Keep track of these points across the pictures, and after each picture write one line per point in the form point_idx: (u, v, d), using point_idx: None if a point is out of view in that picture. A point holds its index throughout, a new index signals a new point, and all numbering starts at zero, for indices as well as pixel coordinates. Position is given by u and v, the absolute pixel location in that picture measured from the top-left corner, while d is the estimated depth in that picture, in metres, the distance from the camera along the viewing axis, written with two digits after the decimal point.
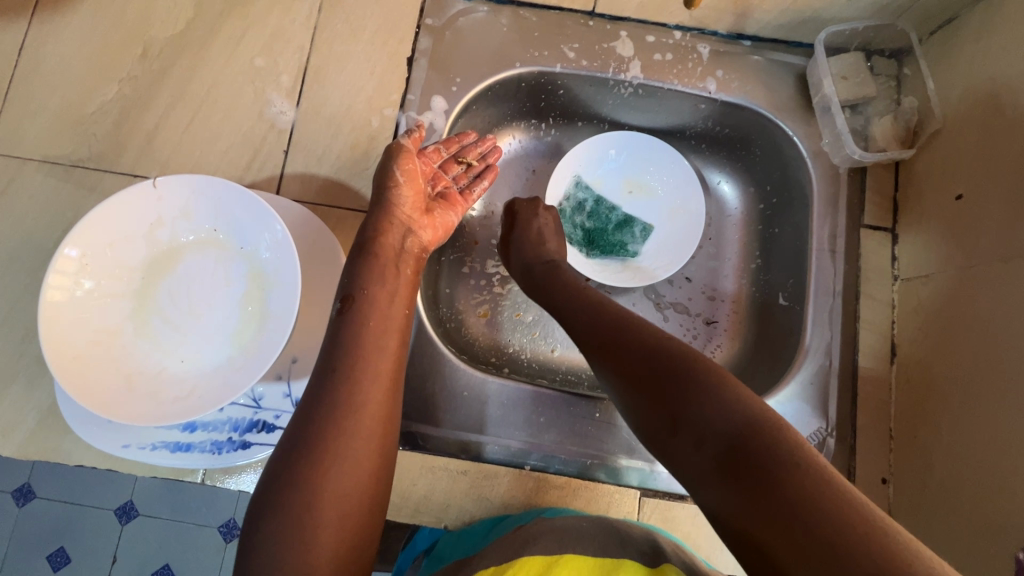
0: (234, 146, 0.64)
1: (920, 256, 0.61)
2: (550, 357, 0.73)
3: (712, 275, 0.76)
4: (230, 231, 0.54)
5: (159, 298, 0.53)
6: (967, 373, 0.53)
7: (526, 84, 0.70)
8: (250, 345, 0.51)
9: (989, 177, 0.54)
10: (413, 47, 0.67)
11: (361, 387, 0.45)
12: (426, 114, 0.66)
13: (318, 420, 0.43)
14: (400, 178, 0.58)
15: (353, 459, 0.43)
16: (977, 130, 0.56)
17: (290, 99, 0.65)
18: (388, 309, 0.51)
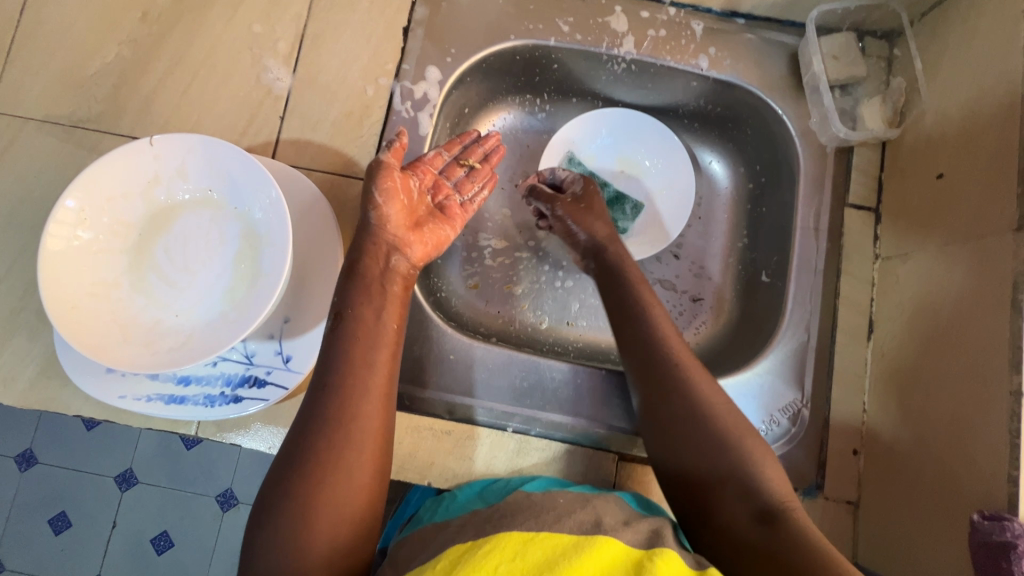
0: (231, 111, 0.65)
1: (900, 235, 0.62)
2: (538, 329, 0.75)
3: (700, 253, 0.77)
4: (224, 191, 0.55)
5: (155, 254, 0.54)
6: (939, 347, 0.54)
7: (520, 58, 0.71)
8: (242, 301, 0.53)
9: (969, 156, 0.55)
10: (409, 17, 0.68)
11: (357, 402, 0.46)
12: (421, 84, 0.67)
13: (314, 435, 0.45)
14: (379, 198, 0.54)
15: (348, 474, 0.44)
16: (960, 109, 0.57)
17: (287, 66, 0.66)
18: (379, 323, 0.51)
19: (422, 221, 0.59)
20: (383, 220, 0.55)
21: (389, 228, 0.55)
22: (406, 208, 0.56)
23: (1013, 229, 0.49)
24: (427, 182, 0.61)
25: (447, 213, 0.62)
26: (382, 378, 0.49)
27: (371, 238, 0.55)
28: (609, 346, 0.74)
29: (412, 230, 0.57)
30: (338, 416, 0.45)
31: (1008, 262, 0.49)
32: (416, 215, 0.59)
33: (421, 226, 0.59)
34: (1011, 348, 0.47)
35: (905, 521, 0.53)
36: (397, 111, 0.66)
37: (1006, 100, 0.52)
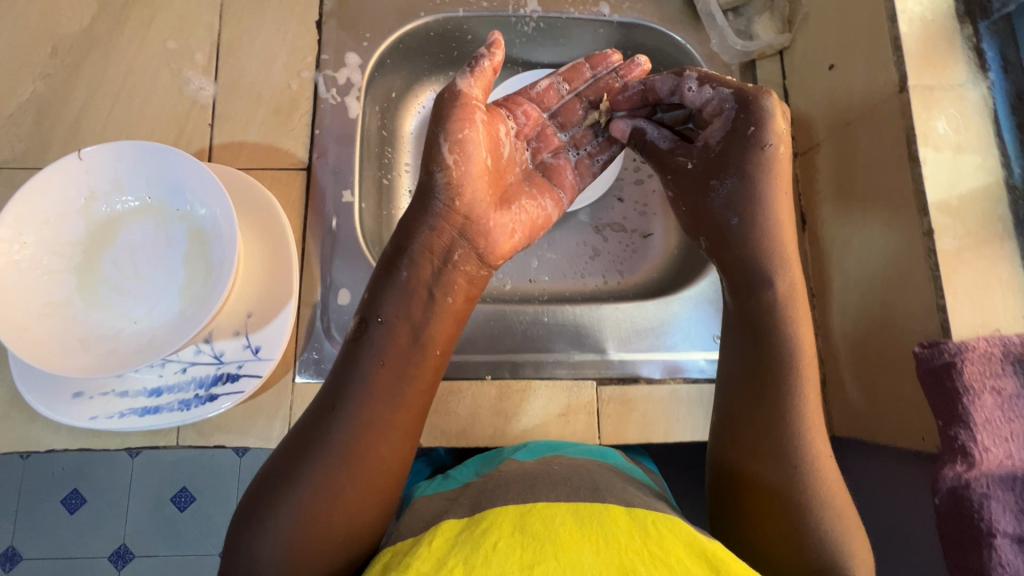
0: (159, 126, 0.66)
1: (811, 129, 0.67)
2: (502, 290, 0.76)
3: (640, 191, 0.81)
4: (163, 194, 0.55)
5: (103, 268, 0.54)
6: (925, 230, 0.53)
7: (435, 34, 0.74)
8: (200, 295, 0.54)
9: (849, 42, 0.60)
10: (319, 11, 0.70)
11: (370, 439, 0.50)
12: (342, 70, 0.69)
13: (307, 457, 0.49)
14: (451, 154, 0.52)
15: (332, 498, 0.48)
16: (834, 4, 0.63)
17: (207, 75, 0.68)
18: (404, 376, 0.52)
19: (509, 195, 0.58)
20: (451, 193, 0.53)
21: (464, 201, 0.54)
22: (480, 171, 0.54)
23: (897, 93, 0.54)
24: (528, 132, 0.61)
25: (544, 174, 0.62)
26: (396, 407, 0.51)
27: (433, 222, 0.54)
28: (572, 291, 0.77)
29: (500, 200, 0.57)
30: (344, 446, 0.49)
31: (898, 123, 0.53)
32: (503, 181, 0.58)
33: (505, 200, 0.57)
34: (915, 194, 0.51)
35: (866, 379, 0.57)
36: (323, 99, 0.68)
37: None
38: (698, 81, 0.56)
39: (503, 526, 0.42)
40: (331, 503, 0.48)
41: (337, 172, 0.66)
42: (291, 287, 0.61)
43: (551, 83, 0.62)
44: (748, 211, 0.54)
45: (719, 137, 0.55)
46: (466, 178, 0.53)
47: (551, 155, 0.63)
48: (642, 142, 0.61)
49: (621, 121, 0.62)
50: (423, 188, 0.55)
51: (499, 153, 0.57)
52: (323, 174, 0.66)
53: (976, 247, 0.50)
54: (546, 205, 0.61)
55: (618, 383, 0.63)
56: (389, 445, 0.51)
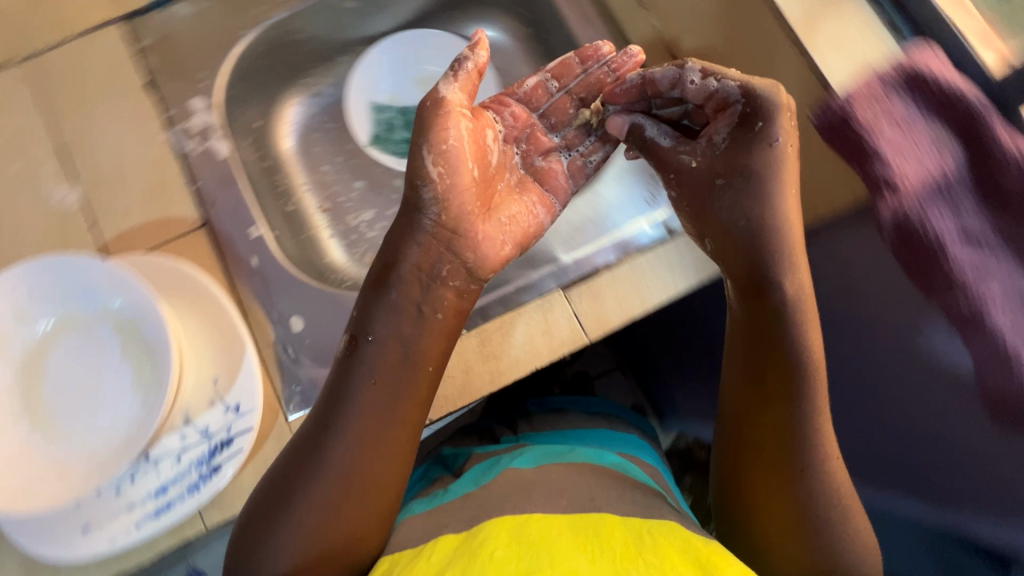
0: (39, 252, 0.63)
1: None
2: None
3: None
4: (72, 304, 0.54)
5: (48, 400, 0.52)
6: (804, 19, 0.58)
7: (268, 45, 0.75)
8: (154, 379, 0.52)
9: None
10: (147, 70, 0.68)
11: (369, 455, 0.50)
12: (195, 118, 0.68)
13: (300, 488, 0.49)
14: (436, 167, 0.51)
15: (326, 526, 0.49)
16: None
17: (63, 182, 0.64)
18: (401, 382, 0.52)
19: (494, 205, 0.56)
20: (439, 206, 0.52)
21: (452, 217, 0.53)
22: (468, 181, 0.52)
23: None
24: (515, 132, 0.61)
25: (534, 178, 0.62)
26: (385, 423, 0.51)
27: (422, 238, 0.53)
28: None
29: (484, 207, 0.55)
30: (340, 466, 0.50)
31: None
32: (493, 190, 0.57)
33: (491, 208, 0.56)
34: None
35: None
36: (189, 152, 0.67)
37: None
38: (699, 72, 0.53)
39: (496, 535, 0.46)
40: (326, 533, 0.49)
41: (235, 213, 0.65)
42: (240, 333, 0.60)
43: (540, 78, 0.61)
44: (760, 184, 0.52)
45: (727, 130, 0.53)
46: (453, 189, 0.51)
47: (541, 157, 0.62)
48: (641, 140, 0.57)
49: (617, 120, 0.58)
50: (410, 202, 0.53)
51: (487, 161, 0.55)
52: (223, 220, 0.65)
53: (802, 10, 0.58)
54: (537, 211, 0.59)
55: (582, 281, 0.64)
56: (377, 469, 0.51)
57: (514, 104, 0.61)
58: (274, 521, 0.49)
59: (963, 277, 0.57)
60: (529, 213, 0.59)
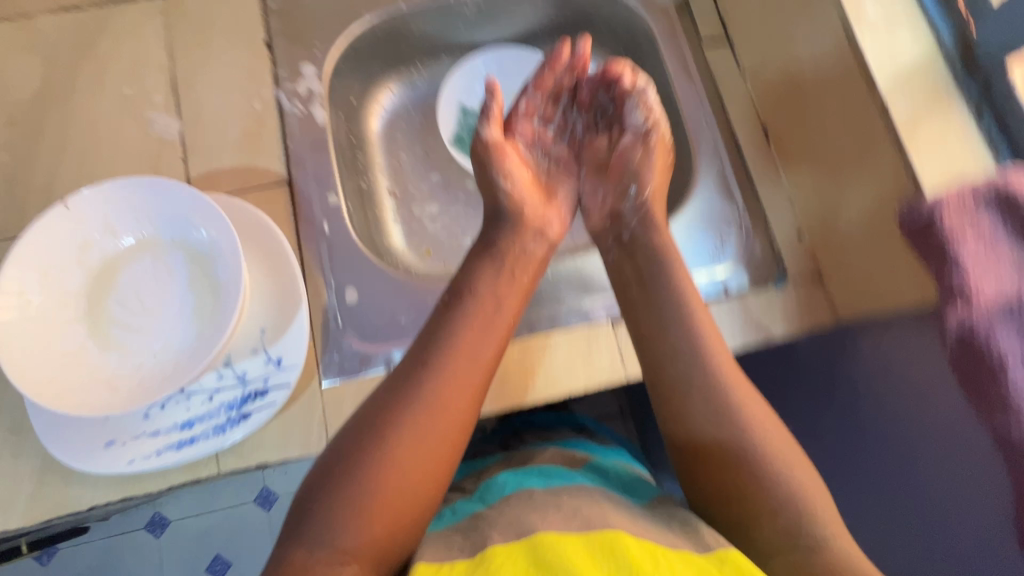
0: (162, 325, 0.55)
1: (768, 81, 0.69)
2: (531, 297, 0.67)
3: None
4: (157, 227, 0.56)
5: (111, 309, 0.55)
6: (794, 114, 0.66)
7: (381, 33, 0.77)
8: (211, 315, 0.55)
9: None
10: (266, 32, 0.72)
11: (424, 374, 0.51)
12: (301, 82, 0.70)
13: (411, 412, 0.49)
14: (504, 171, 0.67)
15: (407, 480, 0.47)
16: None
17: (183, 250, 0.56)
18: (493, 316, 0.57)
19: (551, 191, 0.70)
20: (508, 202, 0.67)
21: (527, 215, 0.66)
22: (527, 183, 0.68)
23: None
24: (547, 88, 0.69)
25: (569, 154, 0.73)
26: (455, 354, 0.53)
27: (512, 232, 0.65)
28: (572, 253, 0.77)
29: (570, 210, 0.70)
30: (422, 400, 0.50)
31: (832, 14, 0.58)
32: (547, 181, 0.71)
33: (551, 194, 0.70)
34: None
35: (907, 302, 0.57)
36: (289, 112, 0.69)
37: None
38: None
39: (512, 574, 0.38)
40: (404, 476, 0.47)
41: (317, 177, 0.67)
42: (299, 293, 0.62)
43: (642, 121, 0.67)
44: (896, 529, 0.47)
45: None
46: (519, 200, 0.67)
47: (564, 138, 0.73)
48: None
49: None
50: (515, 211, 0.66)
51: (530, 162, 0.70)
52: (304, 184, 0.67)
53: (928, 110, 0.53)
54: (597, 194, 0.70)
55: None
56: (451, 425, 0.50)
57: (527, 95, 0.70)
58: (403, 446, 0.47)
59: (1013, 398, 0.47)
60: (523, 246, 0.64)
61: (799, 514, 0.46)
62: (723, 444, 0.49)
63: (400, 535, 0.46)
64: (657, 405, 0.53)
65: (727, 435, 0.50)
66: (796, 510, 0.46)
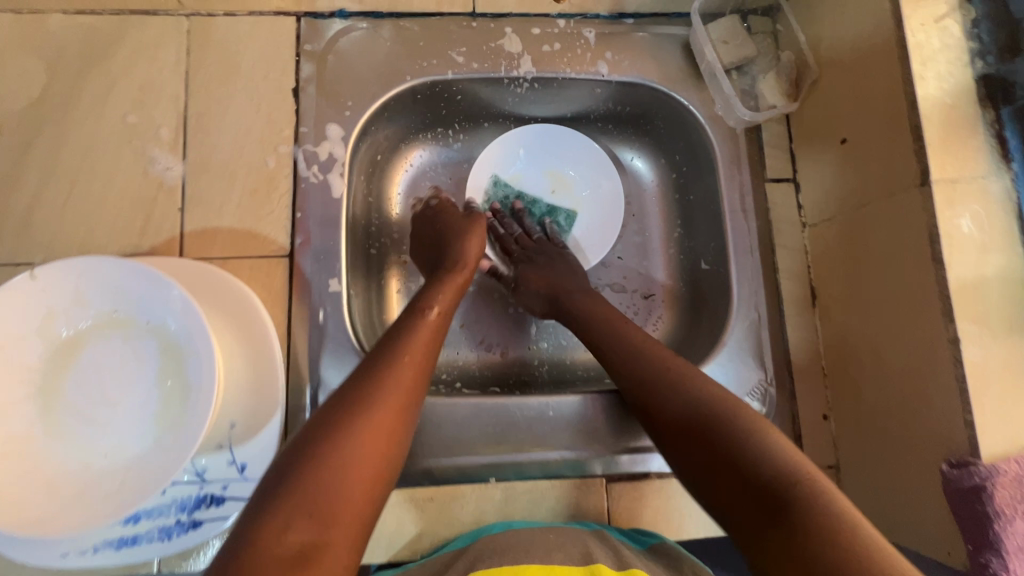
0: (121, 420, 0.49)
1: (827, 243, 0.63)
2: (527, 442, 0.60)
3: (645, 277, 0.76)
4: (132, 309, 0.50)
5: (65, 392, 0.49)
6: (848, 291, 0.60)
7: (421, 96, 0.69)
8: (175, 422, 0.49)
9: (869, 131, 0.56)
10: (295, 78, 0.65)
11: (356, 391, 0.49)
12: (324, 144, 0.63)
13: (379, 386, 0.49)
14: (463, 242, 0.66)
15: (376, 438, 0.46)
16: (880, 117, 0.55)
17: (156, 338, 0.50)
18: (415, 338, 0.54)
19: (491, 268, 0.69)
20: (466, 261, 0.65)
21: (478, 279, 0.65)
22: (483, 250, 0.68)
23: (918, 185, 0.51)
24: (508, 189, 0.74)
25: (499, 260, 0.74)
26: (383, 363, 0.51)
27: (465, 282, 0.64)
28: (564, 368, 0.74)
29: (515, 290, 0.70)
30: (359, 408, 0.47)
31: (920, 218, 0.50)
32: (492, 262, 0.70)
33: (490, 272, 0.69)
34: (940, 297, 0.48)
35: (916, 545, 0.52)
36: (304, 177, 0.62)
37: (906, 180, 0.52)
38: None
39: None
40: (364, 446, 0.45)
41: (323, 259, 0.62)
42: (277, 393, 0.57)
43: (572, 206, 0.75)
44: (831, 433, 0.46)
45: None
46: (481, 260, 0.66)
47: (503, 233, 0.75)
48: None
49: None
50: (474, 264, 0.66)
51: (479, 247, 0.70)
52: (307, 263, 0.61)
53: (1003, 360, 0.47)
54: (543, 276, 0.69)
55: (627, 478, 0.61)
56: (413, 379, 0.51)
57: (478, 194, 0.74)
58: (374, 424, 0.47)
59: None
60: (466, 250, 0.65)
61: (788, 474, 0.43)
62: (706, 424, 0.49)
63: (374, 505, 0.45)
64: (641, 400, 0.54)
65: (707, 407, 0.50)
66: (776, 459, 0.44)
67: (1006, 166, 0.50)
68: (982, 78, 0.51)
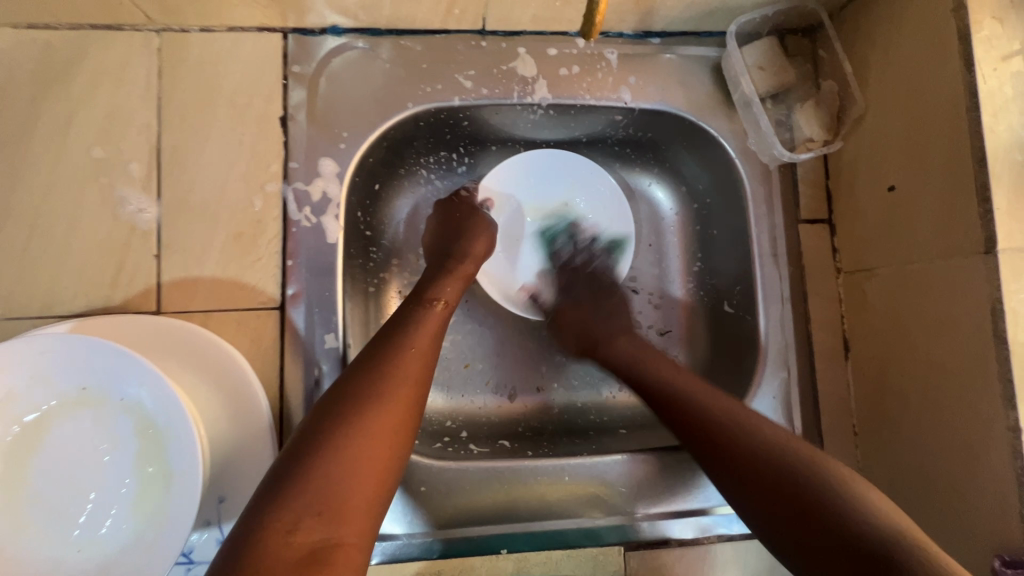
0: (95, 510, 0.44)
1: (865, 294, 0.58)
2: (544, 503, 0.57)
3: (662, 314, 0.71)
4: (104, 386, 0.44)
5: (31, 480, 0.44)
6: (888, 350, 0.56)
7: (424, 123, 0.62)
8: (156, 515, 0.44)
9: (924, 181, 0.51)
10: (283, 104, 0.58)
11: (356, 383, 0.44)
12: (316, 181, 0.57)
13: (382, 371, 0.45)
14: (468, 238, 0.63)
15: (385, 428, 0.42)
16: (939, 168, 0.49)
17: (131, 417, 0.45)
18: (418, 330, 0.50)
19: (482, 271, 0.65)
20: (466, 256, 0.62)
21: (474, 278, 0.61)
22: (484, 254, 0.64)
23: (980, 252, 0.46)
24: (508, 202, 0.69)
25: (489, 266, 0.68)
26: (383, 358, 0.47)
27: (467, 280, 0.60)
28: (577, 414, 0.69)
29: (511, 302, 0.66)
30: (359, 399, 0.43)
31: (982, 290, 0.46)
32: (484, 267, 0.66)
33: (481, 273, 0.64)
34: (1001, 380, 0.44)
35: None
36: (295, 220, 0.56)
37: (966, 244, 0.47)
38: None
39: None
40: (373, 456, 0.40)
41: (318, 312, 0.56)
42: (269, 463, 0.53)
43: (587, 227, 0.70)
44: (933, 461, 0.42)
45: None
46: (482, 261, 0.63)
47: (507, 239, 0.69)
48: None
49: None
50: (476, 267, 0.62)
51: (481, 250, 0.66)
52: (299, 316, 0.56)
53: None
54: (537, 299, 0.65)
55: (647, 546, 0.56)
56: (420, 370, 0.47)
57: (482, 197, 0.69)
58: (378, 405, 0.43)
59: None
60: (474, 245, 0.63)
61: (890, 534, 0.39)
62: (784, 468, 0.45)
63: (386, 496, 0.41)
64: (705, 447, 0.49)
65: (778, 439, 0.47)
66: (875, 515, 0.40)
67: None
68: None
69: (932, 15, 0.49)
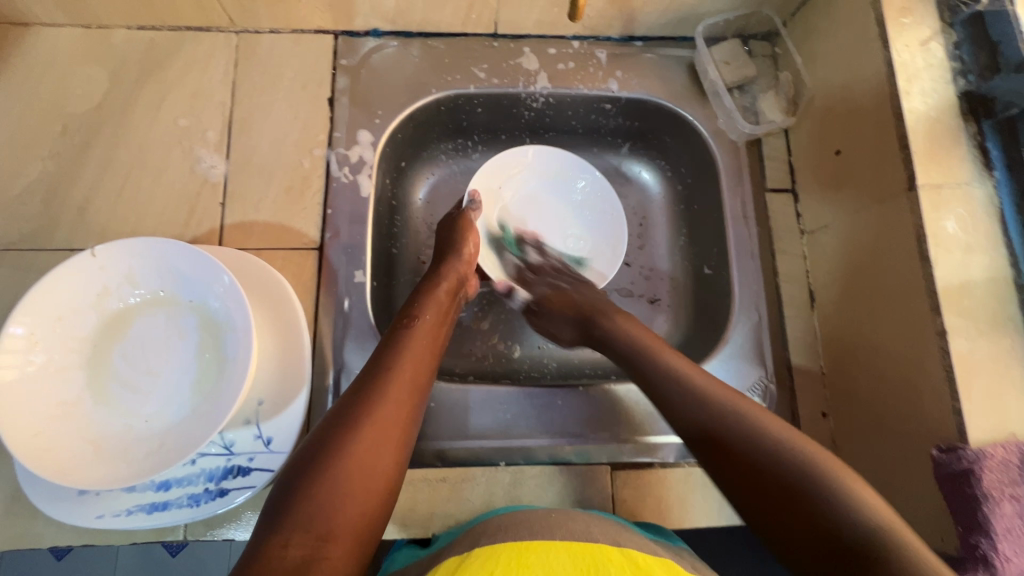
0: (161, 389, 0.53)
1: (824, 247, 0.66)
2: (536, 426, 0.64)
3: (650, 280, 0.80)
4: (178, 287, 0.55)
5: (113, 362, 0.54)
6: (846, 292, 0.63)
7: (444, 108, 0.74)
8: (210, 393, 0.53)
9: (861, 141, 0.60)
10: (331, 88, 0.71)
11: (353, 407, 0.49)
12: (355, 148, 0.69)
13: (374, 401, 0.49)
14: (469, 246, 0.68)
15: (375, 452, 0.46)
16: (871, 128, 0.59)
17: (197, 314, 0.55)
18: (411, 353, 0.55)
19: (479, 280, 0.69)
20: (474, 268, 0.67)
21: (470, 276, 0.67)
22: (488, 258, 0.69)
23: (906, 189, 0.54)
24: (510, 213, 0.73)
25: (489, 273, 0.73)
26: (378, 380, 0.51)
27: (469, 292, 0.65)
28: (573, 366, 0.77)
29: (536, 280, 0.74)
30: (353, 424, 0.47)
31: (910, 219, 0.54)
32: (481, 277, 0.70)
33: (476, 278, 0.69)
34: (928, 292, 0.52)
35: (909, 531, 0.53)
36: (336, 177, 0.68)
37: (894, 186, 0.56)
38: None
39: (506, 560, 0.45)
40: (363, 479, 0.45)
41: (350, 253, 0.66)
42: (304, 374, 0.60)
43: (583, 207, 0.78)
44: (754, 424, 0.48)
45: None
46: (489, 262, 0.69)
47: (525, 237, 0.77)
48: None
49: None
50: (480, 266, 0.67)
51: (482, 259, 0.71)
52: (335, 256, 0.66)
53: (988, 350, 0.50)
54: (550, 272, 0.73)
55: (632, 466, 0.63)
56: (405, 394, 0.51)
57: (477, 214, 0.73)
58: (368, 433, 0.47)
59: None
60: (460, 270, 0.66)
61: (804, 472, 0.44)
62: (717, 422, 0.49)
63: (375, 518, 0.45)
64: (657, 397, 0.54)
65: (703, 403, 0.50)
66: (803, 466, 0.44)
67: (987, 173, 0.54)
68: (963, 93, 0.56)
69: (857, 9, 0.61)
